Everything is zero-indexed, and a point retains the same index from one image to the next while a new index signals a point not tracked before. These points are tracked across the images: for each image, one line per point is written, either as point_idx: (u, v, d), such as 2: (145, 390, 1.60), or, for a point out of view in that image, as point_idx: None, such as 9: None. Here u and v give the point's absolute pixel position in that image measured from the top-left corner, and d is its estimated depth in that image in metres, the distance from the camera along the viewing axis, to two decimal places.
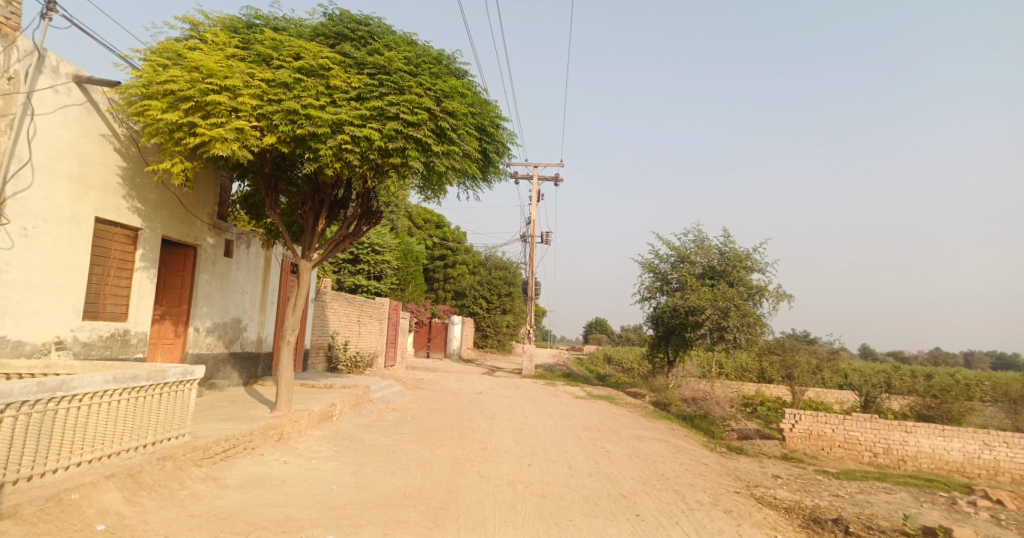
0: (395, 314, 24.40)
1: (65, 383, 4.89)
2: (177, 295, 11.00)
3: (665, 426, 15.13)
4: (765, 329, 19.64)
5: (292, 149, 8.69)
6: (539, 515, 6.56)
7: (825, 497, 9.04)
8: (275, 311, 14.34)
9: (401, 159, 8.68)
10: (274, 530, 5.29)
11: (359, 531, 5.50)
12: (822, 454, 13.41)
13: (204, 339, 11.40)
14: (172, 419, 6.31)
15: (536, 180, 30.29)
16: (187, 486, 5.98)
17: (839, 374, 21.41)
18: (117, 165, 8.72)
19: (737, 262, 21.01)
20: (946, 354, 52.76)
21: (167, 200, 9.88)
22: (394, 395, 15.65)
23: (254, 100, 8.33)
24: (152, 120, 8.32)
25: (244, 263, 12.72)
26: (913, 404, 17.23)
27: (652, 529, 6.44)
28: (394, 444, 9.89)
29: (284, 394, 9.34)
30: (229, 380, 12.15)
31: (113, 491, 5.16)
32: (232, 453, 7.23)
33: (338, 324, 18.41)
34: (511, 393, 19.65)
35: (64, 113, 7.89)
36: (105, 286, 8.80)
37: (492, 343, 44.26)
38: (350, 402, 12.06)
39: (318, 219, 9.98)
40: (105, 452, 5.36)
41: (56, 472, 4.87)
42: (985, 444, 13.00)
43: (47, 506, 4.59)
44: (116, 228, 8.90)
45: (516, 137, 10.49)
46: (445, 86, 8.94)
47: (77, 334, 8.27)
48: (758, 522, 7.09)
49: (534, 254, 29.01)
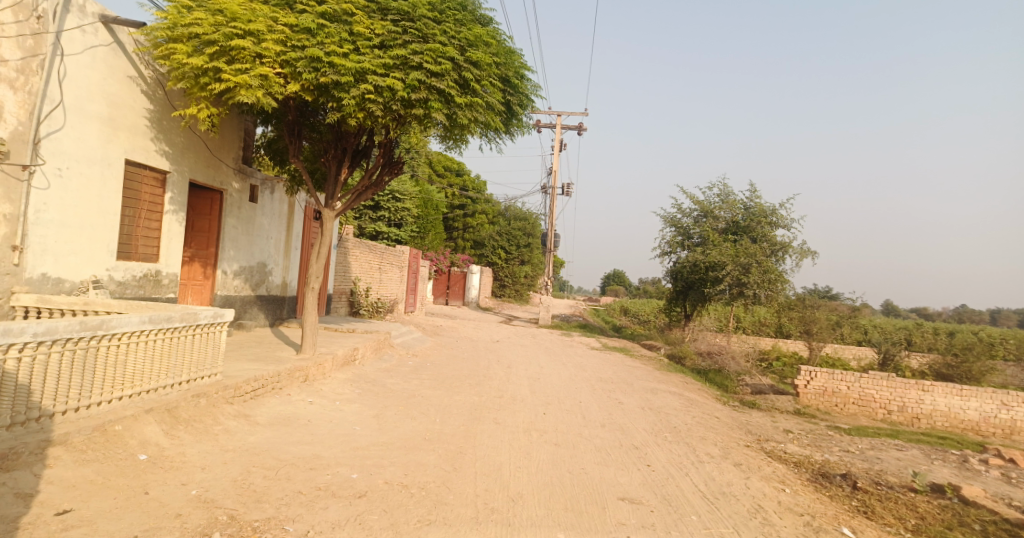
0: (415, 263, 24.69)
1: (104, 322, 5.12)
2: (205, 238, 11.26)
3: (679, 379, 15.33)
4: (786, 285, 19.56)
5: (316, 97, 8.69)
6: (553, 463, 6.83)
7: (836, 452, 9.23)
8: (299, 256, 14.61)
9: (424, 111, 8.64)
10: (301, 467, 5.60)
11: (381, 471, 5.80)
12: (835, 410, 13.54)
13: (231, 282, 11.71)
14: (205, 358, 6.59)
15: (559, 128, 29.83)
16: (220, 422, 6.30)
17: (859, 329, 21.41)
18: (144, 108, 8.80)
19: (762, 217, 20.75)
20: (972, 312, 52.08)
21: (193, 143, 10.00)
22: (415, 341, 16.04)
23: (277, 46, 8.30)
24: (177, 64, 8.31)
25: (268, 209, 12.90)
26: (933, 363, 17.28)
27: (662, 479, 6.67)
28: (414, 389, 10.21)
29: (309, 337, 9.63)
30: (255, 321, 12.56)
31: (152, 424, 5.47)
32: (261, 392, 7.57)
33: (360, 270, 18.71)
34: (528, 342, 20.01)
35: (92, 53, 7.93)
36: (136, 228, 9.03)
37: (510, 293, 44.74)
38: (372, 346, 12.42)
39: (341, 168, 10.05)
40: (143, 387, 5.65)
41: (100, 404, 5.17)
42: (1003, 404, 13.06)
43: (94, 436, 4.90)
44: (145, 170, 9.06)
45: (540, 89, 10.36)
46: (469, 35, 8.79)
47: (112, 273, 8.57)
48: (767, 476, 7.29)
49: (554, 204, 28.91)
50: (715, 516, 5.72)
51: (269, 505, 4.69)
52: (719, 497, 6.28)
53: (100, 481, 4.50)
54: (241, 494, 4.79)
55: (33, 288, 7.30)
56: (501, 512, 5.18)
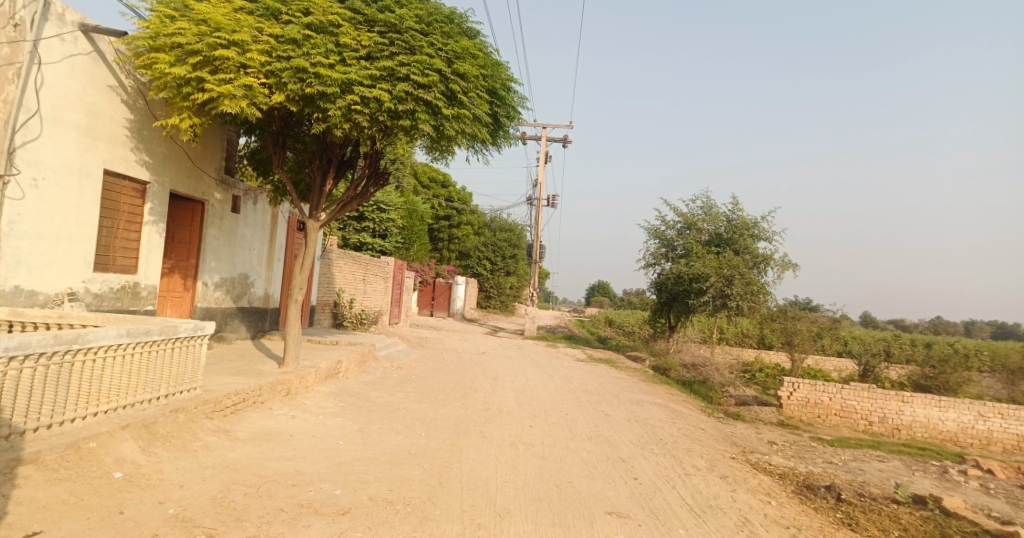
0: (400, 274, 24.55)
1: (80, 336, 4.99)
2: (185, 249, 11.10)
3: (663, 391, 15.35)
4: (768, 297, 19.72)
5: (301, 108, 8.64)
6: (540, 477, 6.76)
7: (819, 464, 9.26)
8: (282, 267, 14.42)
9: (410, 122, 8.60)
10: (283, 484, 5.47)
11: (365, 487, 5.69)
12: (818, 422, 13.59)
13: (212, 293, 11.52)
14: (185, 373, 6.44)
15: (544, 141, 29.92)
16: (199, 437, 6.17)
17: (840, 340, 21.64)
18: (124, 117, 8.67)
19: (744, 229, 20.97)
20: (949, 324, 53.03)
21: (175, 154, 9.86)
22: (399, 354, 15.90)
23: (262, 56, 8.23)
24: (159, 74, 8.19)
25: (251, 220, 12.74)
26: (911, 374, 17.51)
27: (649, 493, 6.62)
28: (399, 402, 10.08)
29: (292, 350, 9.47)
30: (237, 333, 12.37)
31: (128, 441, 5.32)
32: (242, 406, 7.42)
33: (344, 281, 18.55)
34: (513, 354, 19.96)
35: (71, 62, 7.81)
36: (114, 239, 8.86)
37: (496, 304, 44.71)
38: (356, 359, 12.27)
39: (325, 179, 9.95)
40: (120, 403, 5.51)
41: (73, 422, 5.02)
42: (980, 415, 13.25)
43: (66, 454, 4.75)
44: (124, 180, 8.90)
45: (527, 101, 10.39)
46: (456, 47, 8.79)
47: (89, 285, 8.38)
48: (753, 488, 7.28)
49: (540, 216, 28.98)
50: (702, 529, 5.68)
51: (250, 523, 4.57)
52: (706, 510, 6.25)
53: (73, 500, 4.36)
54: (221, 513, 4.66)
55: (5, 300, 7.12)
56: (488, 528, 5.10)
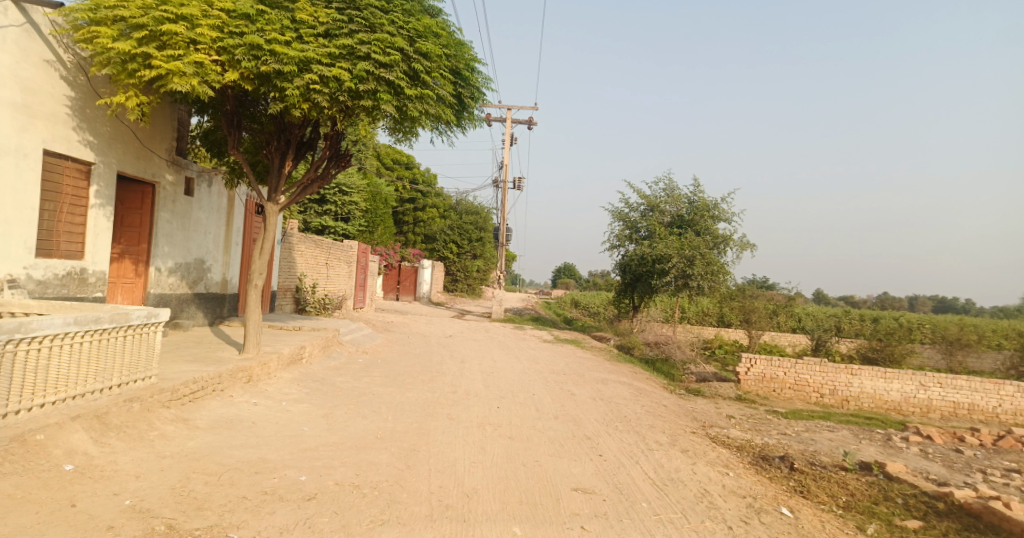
0: (364, 258, 24.20)
1: (23, 324, 4.75)
2: (136, 233, 10.68)
3: (627, 370, 15.58)
4: (727, 277, 20.13)
5: (257, 87, 8.36)
6: (507, 456, 6.79)
7: (774, 435, 9.54)
8: (240, 252, 14.05)
9: (372, 102, 8.40)
10: (246, 471, 5.36)
11: (331, 473, 5.61)
12: (773, 396, 13.97)
13: (166, 279, 11.14)
14: (139, 361, 6.23)
15: (509, 123, 29.65)
16: (156, 427, 5.98)
17: (794, 317, 22.27)
18: (65, 95, 8.25)
19: (705, 211, 21.28)
20: (896, 299, 55.25)
21: (122, 134, 9.46)
22: (364, 338, 15.73)
23: (213, 31, 7.90)
24: (102, 49, 7.78)
25: (206, 203, 12.33)
26: (859, 347, 18.17)
27: (613, 468, 6.71)
28: (364, 387, 9.96)
29: (252, 336, 9.27)
30: (193, 320, 12.03)
31: (79, 432, 5.13)
32: (201, 394, 7.22)
33: (305, 266, 18.19)
34: (481, 336, 19.97)
35: (3, 34, 7.36)
36: (58, 223, 8.46)
37: (462, 287, 44.66)
38: (319, 344, 12.07)
39: (284, 160, 9.65)
40: (69, 393, 5.30)
41: (18, 413, 4.81)
42: (921, 385, 13.84)
43: (12, 447, 4.54)
44: (67, 161, 8.48)
45: (491, 82, 10.26)
46: (418, 25, 8.59)
47: (31, 272, 8.01)
48: (711, 461, 7.45)
49: (504, 199, 28.87)
50: (664, 502, 5.78)
51: (212, 512, 4.46)
52: (668, 483, 6.37)
53: (21, 495, 4.18)
54: (180, 502, 4.54)
55: None
56: (455, 509, 5.09)
